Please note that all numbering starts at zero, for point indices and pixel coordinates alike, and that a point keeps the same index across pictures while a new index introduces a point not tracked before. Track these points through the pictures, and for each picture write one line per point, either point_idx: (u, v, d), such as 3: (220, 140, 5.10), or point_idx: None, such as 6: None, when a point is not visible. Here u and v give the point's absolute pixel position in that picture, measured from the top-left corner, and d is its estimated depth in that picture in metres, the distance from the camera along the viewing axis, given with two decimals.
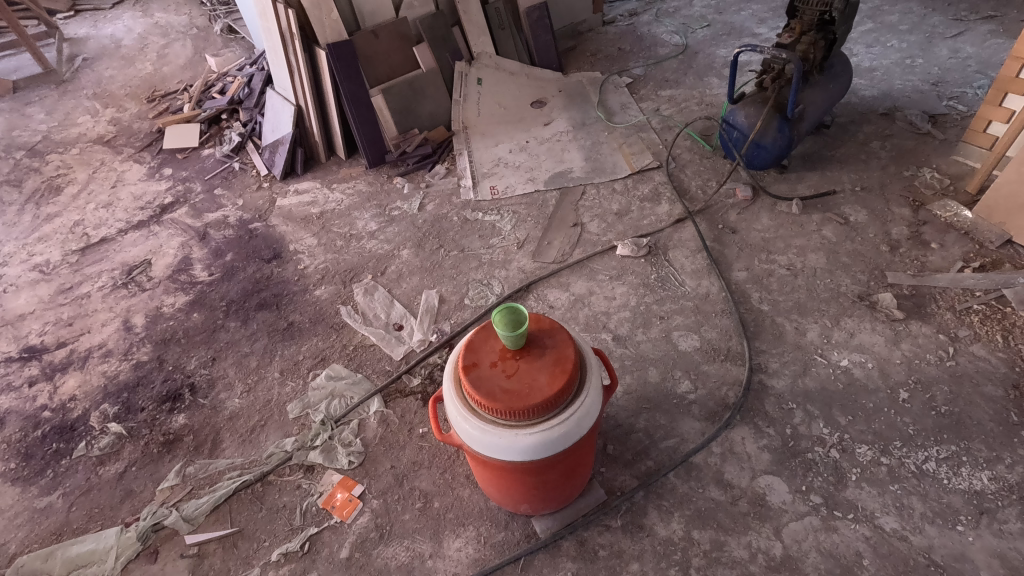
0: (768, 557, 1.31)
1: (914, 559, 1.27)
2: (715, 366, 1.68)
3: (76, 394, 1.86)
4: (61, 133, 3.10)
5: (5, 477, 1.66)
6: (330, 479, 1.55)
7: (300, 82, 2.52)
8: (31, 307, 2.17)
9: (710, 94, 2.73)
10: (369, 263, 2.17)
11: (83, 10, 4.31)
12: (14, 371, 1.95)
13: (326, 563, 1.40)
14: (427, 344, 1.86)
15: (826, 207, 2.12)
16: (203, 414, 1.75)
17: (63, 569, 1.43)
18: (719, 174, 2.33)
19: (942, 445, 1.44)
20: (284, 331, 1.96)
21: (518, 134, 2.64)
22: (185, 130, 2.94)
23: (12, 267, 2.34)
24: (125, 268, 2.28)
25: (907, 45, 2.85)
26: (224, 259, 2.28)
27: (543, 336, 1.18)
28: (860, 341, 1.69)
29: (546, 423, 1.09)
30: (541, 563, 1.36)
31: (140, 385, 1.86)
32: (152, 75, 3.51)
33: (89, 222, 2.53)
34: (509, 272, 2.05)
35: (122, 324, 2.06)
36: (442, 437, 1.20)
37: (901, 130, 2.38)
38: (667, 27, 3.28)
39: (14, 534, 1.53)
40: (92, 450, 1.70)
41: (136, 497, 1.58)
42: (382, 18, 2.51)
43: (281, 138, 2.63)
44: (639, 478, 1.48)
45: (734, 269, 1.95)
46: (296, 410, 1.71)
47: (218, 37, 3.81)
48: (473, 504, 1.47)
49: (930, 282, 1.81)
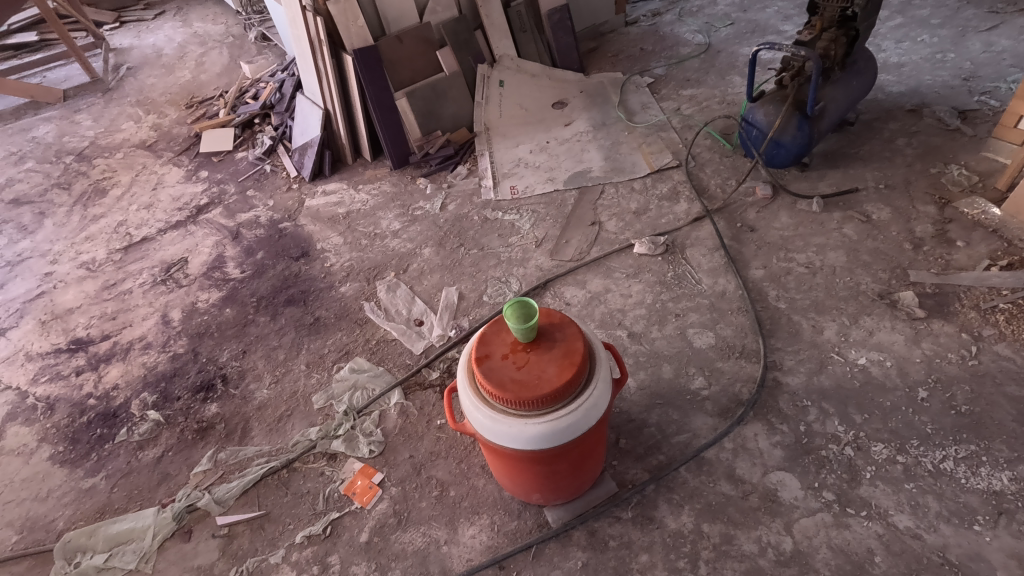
0: (778, 551, 1.32)
1: (927, 558, 1.27)
2: (730, 363, 1.69)
3: (119, 383, 1.98)
4: (106, 138, 3.28)
5: (54, 459, 1.78)
6: (351, 467, 1.62)
7: (328, 88, 2.62)
8: (78, 302, 2.31)
9: (732, 93, 2.73)
10: (393, 261, 2.24)
11: (128, 21, 4.53)
12: (62, 361, 2.09)
13: (346, 546, 1.47)
14: (445, 339, 1.91)
15: (848, 205, 2.10)
16: (234, 404, 1.84)
17: (105, 545, 1.54)
18: (739, 173, 2.33)
19: (961, 445, 1.42)
20: (311, 325, 2.05)
21: (538, 135, 2.67)
22: (220, 135, 3.08)
23: (62, 265, 2.49)
24: (164, 266, 2.41)
25: (939, 39, 2.78)
26: (256, 257, 2.38)
27: (553, 329, 1.22)
28: (879, 339, 1.67)
29: (554, 413, 1.13)
30: (552, 551, 1.40)
31: (176, 375, 1.97)
32: (190, 83, 3.67)
33: (131, 223, 2.67)
34: (527, 269, 2.10)
35: (160, 318, 2.18)
36: (456, 426, 1.24)
37: (929, 127, 2.33)
38: (690, 26, 3.27)
39: (62, 512, 1.64)
40: (133, 435, 1.81)
41: (172, 480, 1.68)
42: (406, 23, 2.58)
43: (310, 141, 2.73)
44: (650, 471, 1.50)
45: (752, 268, 1.94)
46: (321, 401, 1.79)
47: (253, 44, 3.97)
48: (487, 494, 1.52)
49: (954, 281, 1.78)
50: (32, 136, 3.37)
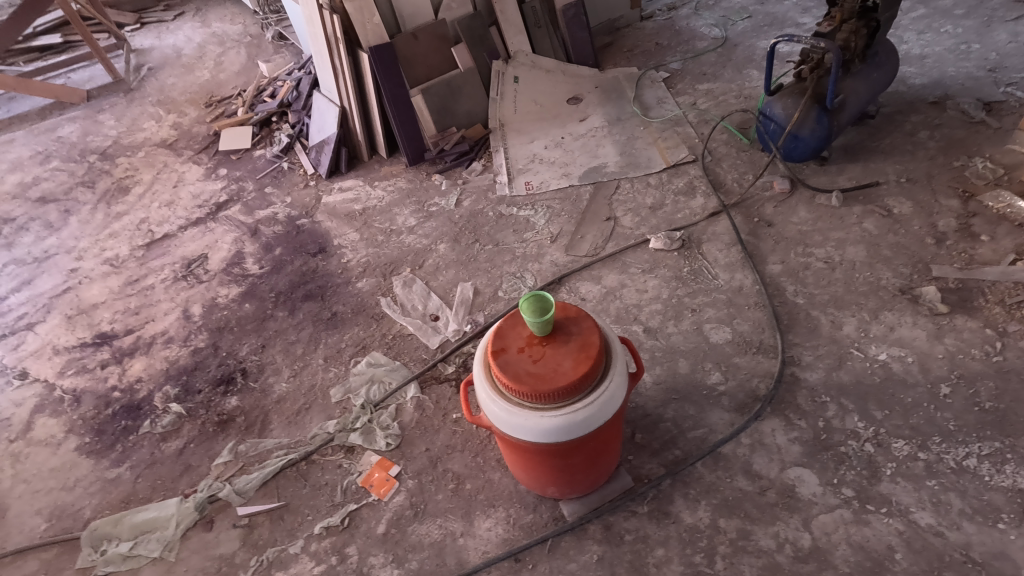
0: (796, 547, 1.31)
1: (950, 556, 1.25)
2: (747, 358, 1.68)
3: (142, 376, 2.02)
4: (129, 137, 3.34)
5: (81, 450, 1.83)
6: (368, 460, 1.64)
7: (344, 85, 2.64)
8: (103, 297, 2.36)
9: (749, 87, 2.70)
10: (408, 256, 2.25)
11: (148, 22, 4.60)
12: (88, 355, 2.14)
13: (364, 538, 1.49)
14: (461, 334, 1.93)
15: (868, 199, 2.07)
16: (254, 397, 1.87)
17: (131, 534, 1.58)
18: (756, 167, 2.30)
19: (985, 442, 1.40)
20: (328, 320, 2.07)
21: (553, 131, 2.66)
22: (238, 133, 3.12)
23: (87, 261, 2.55)
24: (185, 262, 2.45)
25: (962, 30, 2.72)
26: (274, 253, 2.41)
27: (569, 323, 1.22)
28: (900, 335, 1.65)
29: (571, 406, 1.14)
30: (567, 545, 1.40)
31: (198, 369, 2.01)
32: (209, 82, 3.73)
33: (153, 220, 2.72)
34: (542, 264, 2.10)
35: (182, 313, 2.22)
36: (472, 419, 1.25)
37: (953, 119, 2.28)
38: (706, 19, 3.23)
39: (89, 501, 1.69)
40: (156, 427, 1.85)
41: (194, 471, 1.71)
42: (422, 20, 2.58)
43: (327, 138, 2.75)
44: (667, 466, 1.50)
45: (770, 263, 1.92)
46: (339, 395, 1.81)
47: (270, 44, 4.01)
48: (503, 487, 1.53)
49: (978, 276, 1.75)
50: (57, 136, 3.45)
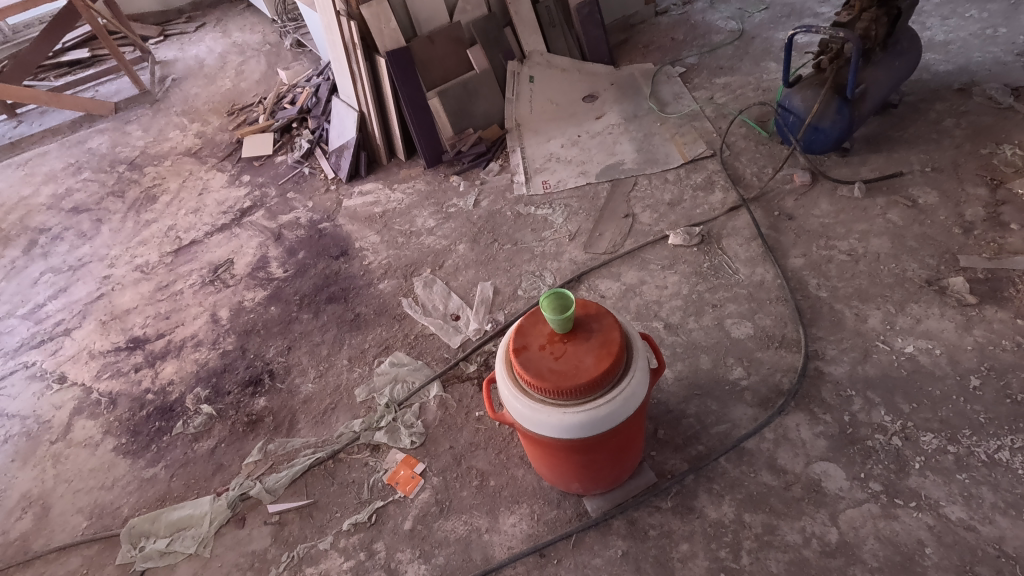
0: (823, 542, 1.30)
1: (983, 550, 1.23)
2: (770, 353, 1.66)
3: (174, 379, 2.08)
4: (155, 147, 3.43)
5: (118, 450, 1.89)
6: (394, 458, 1.66)
7: (362, 90, 2.68)
8: (134, 303, 2.44)
9: (767, 80, 2.67)
10: (428, 257, 2.28)
11: (171, 35, 4.72)
12: (122, 358, 2.21)
13: (391, 534, 1.52)
14: (482, 333, 1.95)
15: (892, 189, 2.03)
16: (281, 398, 1.92)
17: (167, 531, 1.63)
18: (776, 160, 2.28)
19: (1017, 434, 1.38)
20: (352, 321, 2.11)
21: (569, 129, 2.67)
22: (261, 140, 3.19)
23: (118, 268, 2.63)
24: (212, 267, 2.51)
25: (988, 14, 2.65)
26: (297, 257, 2.46)
27: (590, 320, 1.23)
28: (927, 327, 1.62)
29: (594, 402, 1.15)
30: (591, 540, 1.41)
31: (227, 371, 2.06)
32: (231, 91, 3.81)
33: (180, 227, 2.80)
34: (561, 263, 2.11)
35: (210, 317, 2.28)
36: (495, 416, 1.27)
37: (979, 106, 2.23)
38: (722, 13, 3.20)
39: (127, 499, 1.75)
40: (188, 428, 1.90)
41: (226, 470, 1.76)
42: (437, 23, 2.61)
43: (346, 143, 2.80)
44: (690, 462, 1.50)
45: (791, 257, 1.91)
46: (364, 394, 1.84)
47: (288, 52, 4.09)
48: (526, 483, 1.54)
49: (1008, 265, 1.71)
50: (88, 148, 3.56)
